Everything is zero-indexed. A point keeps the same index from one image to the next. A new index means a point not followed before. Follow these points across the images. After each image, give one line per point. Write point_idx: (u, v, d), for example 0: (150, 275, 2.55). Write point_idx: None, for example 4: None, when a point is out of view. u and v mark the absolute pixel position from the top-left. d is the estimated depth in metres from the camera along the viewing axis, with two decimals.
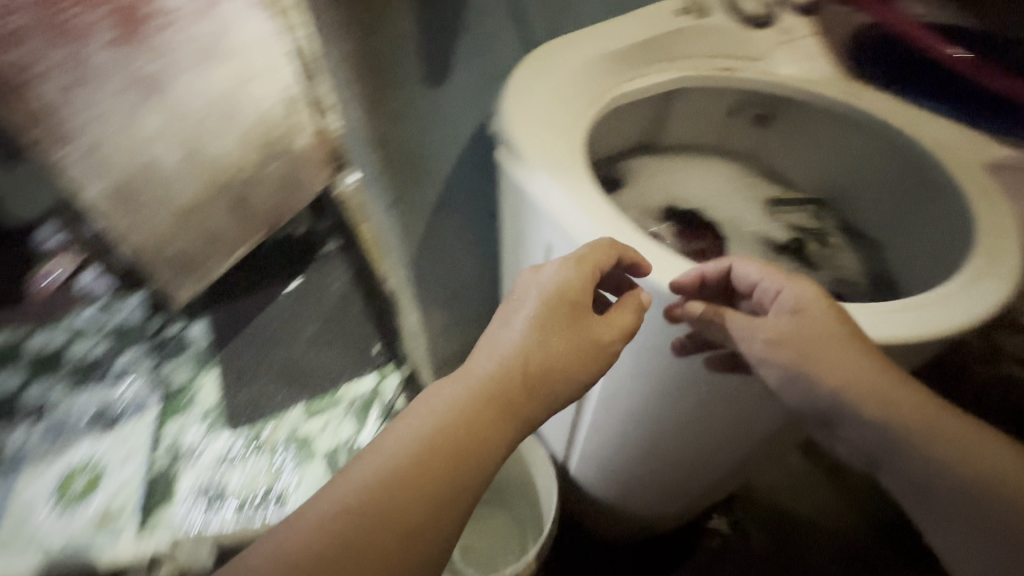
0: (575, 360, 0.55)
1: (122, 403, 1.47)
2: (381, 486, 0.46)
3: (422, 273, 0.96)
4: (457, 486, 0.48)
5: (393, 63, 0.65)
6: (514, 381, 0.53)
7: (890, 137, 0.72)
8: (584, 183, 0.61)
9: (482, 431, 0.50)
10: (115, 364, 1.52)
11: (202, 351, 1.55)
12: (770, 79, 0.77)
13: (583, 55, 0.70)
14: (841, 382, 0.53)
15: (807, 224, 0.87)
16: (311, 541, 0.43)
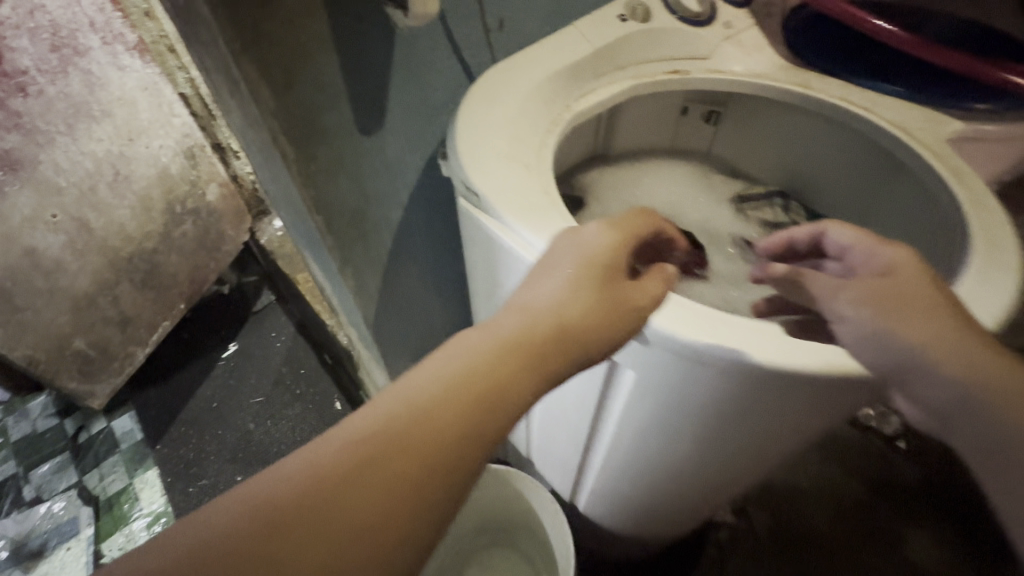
0: (607, 320, 0.45)
1: (43, 528, 1.25)
2: (386, 434, 0.36)
3: (384, 329, 0.86)
4: (472, 447, 0.37)
5: (318, 112, 0.56)
6: (543, 319, 0.43)
7: (842, 120, 0.72)
8: (562, 226, 0.53)
9: (506, 380, 0.40)
10: (30, 483, 1.32)
11: (135, 447, 1.37)
12: (719, 75, 0.74)
13: (533, 76, 0.64)
14: (919, 338, 0.45)
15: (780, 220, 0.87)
16: (288, 482, 0.34)
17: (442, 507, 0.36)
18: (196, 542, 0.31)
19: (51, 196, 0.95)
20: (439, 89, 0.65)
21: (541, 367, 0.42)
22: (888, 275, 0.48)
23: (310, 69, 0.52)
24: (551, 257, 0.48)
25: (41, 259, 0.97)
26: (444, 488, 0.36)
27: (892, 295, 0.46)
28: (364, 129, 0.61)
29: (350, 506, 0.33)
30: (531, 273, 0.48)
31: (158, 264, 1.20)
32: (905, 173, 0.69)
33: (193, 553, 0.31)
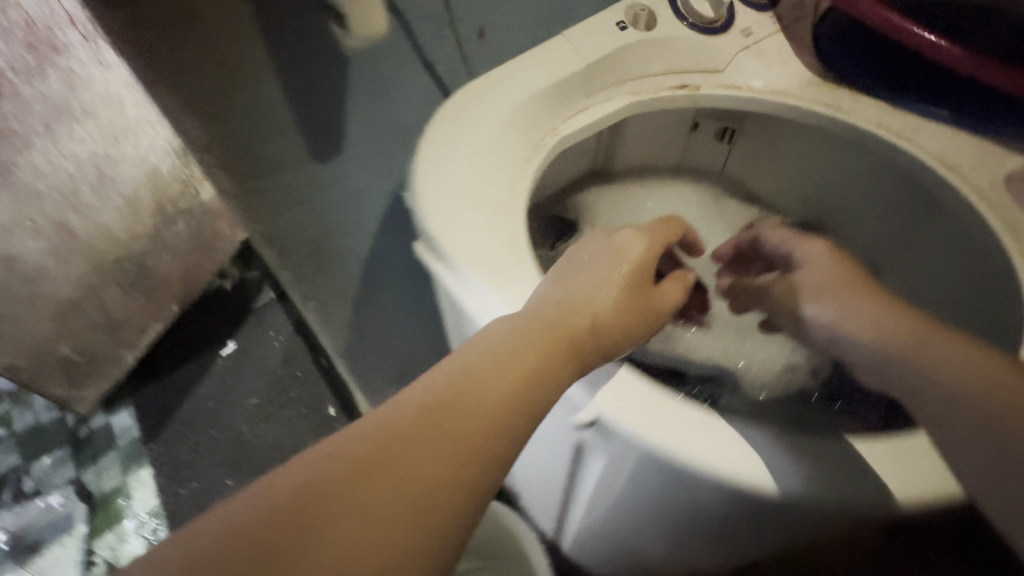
0: (630, 321, 0.44)
1: (40, 522, 1.27)
2: (429, 408, 0.36)
3: (358, 356, 0.80)
4: (510, 423, 0.37)
5: (263, 143, 0.50)
6: (577, 305, 0.43)
7: (876, 150, 0.63)
8: (526, 288, 0.46)
9: (546, 359, 0.40)
10: (31, 476, 1.33)
11: (129, 446, 1.36)
12: (734, 92, 0.65)
13: (511, 96, 0.56)
14: (840, 314, 0.50)
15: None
16: (336, 452, 0.34)
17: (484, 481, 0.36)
18: (243, 508, 0.31)
19: (31, 203, 0.90)
20: (410, 108, 0.58)
21: (577, 350, 0.41)
22: (809, 264, 0.55)
23: (249, 96, 0.46)
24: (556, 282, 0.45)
25: (22, 267, 0.93)
26: (484, 460, 0.36)
27: (836, 279, 0.52)
28: (320, 156, 0.54)
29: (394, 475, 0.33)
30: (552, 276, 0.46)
31: (147, 266, 1.17)
32: (937, 216, 0.62)
33: (238, 524, 0.30)
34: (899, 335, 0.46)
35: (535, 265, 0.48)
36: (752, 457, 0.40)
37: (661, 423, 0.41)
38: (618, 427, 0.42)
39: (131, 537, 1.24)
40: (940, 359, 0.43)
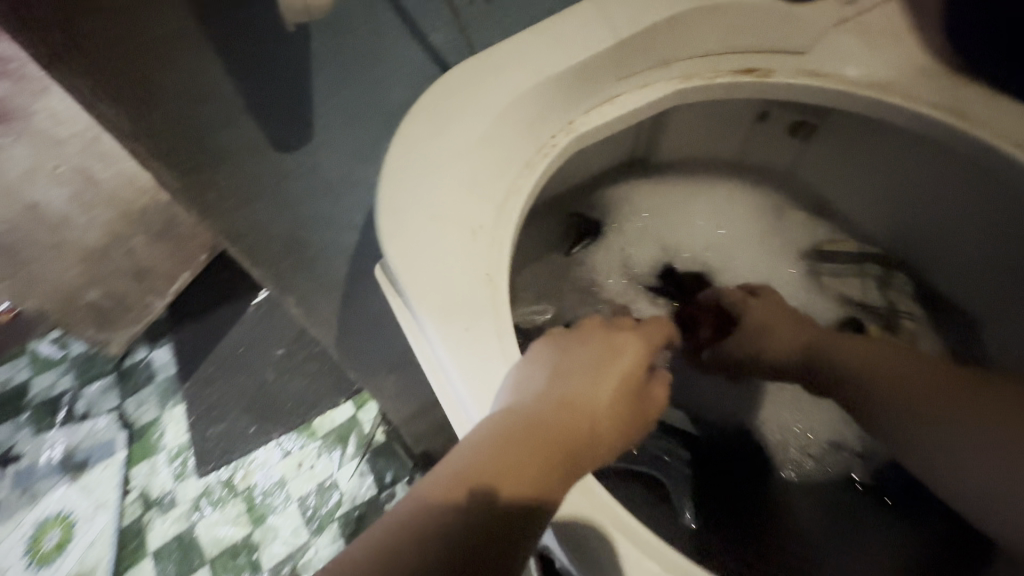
0: (628, 417, 0.38)
1: (86, 445, 1.21)
2: (414, 527, 0.29)
3: (353, 348, 0.74)
4: (511, 532, 0.30)
5: (208, 130, 0.42)
6: (572, 404, 0.36)
7: (1004, 179, 0.47)
8: (493, 351, 0.37)
9: (549, 460, 0.33)
10: (82, 398, 1.26)
11: (168, 381, 1.26)
12: (819, 82, 0.49)
13: (510, 84, 0.44)
14: (755, 351, 0.58)
15: (868, 299, 0.66)
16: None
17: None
18: None
19: (51, 147, 0.89)
20: (396, 91, 0.50)
21: (578, 456, 0.34)
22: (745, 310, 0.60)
23: (185, 76, 0.38)
24: (552, 362, 0.38)
25: (46, 213, 0.93)
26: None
27: (762, 322, 0.58)
28: (284, 144, 0.46)
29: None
30: (549, 353, 0.39)
31: (175, 216, 1.08)
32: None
33: None
34: (824, 355, 0.55)
35: (510, 318, 0.39)
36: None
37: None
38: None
39: (161, 469, 1.17)
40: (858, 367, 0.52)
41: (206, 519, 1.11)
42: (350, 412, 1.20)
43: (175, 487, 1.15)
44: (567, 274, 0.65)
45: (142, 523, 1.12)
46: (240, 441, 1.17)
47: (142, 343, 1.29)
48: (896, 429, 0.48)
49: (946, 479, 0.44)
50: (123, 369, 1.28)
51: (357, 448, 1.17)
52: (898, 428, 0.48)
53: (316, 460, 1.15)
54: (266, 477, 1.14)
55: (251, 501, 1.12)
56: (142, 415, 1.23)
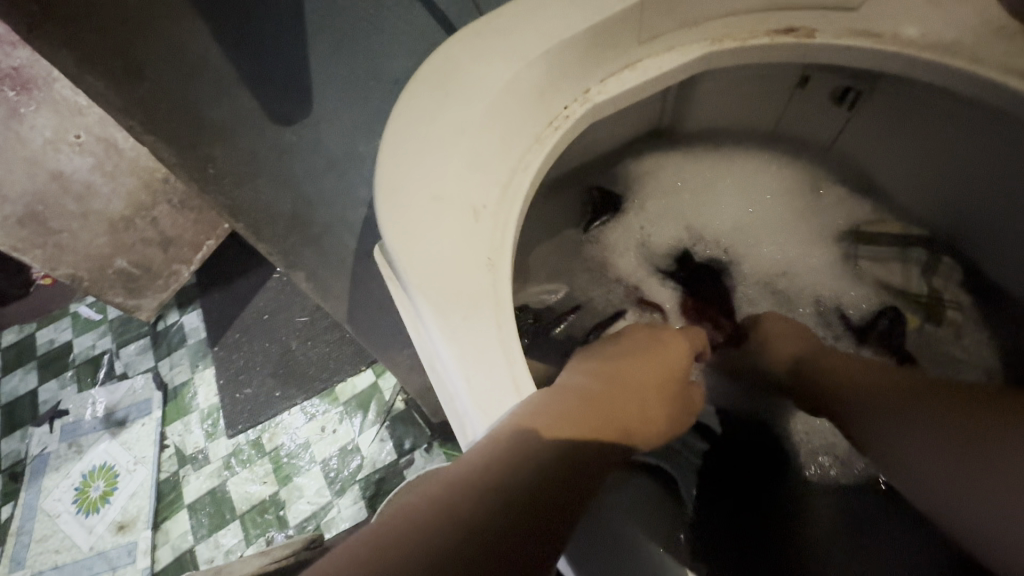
0: (666, 405, 0.43)
1: (124, 403, 1.25)
2: (491, 451, 0.32)
3: (367, 324, 0.73)
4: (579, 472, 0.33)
5: (199, 102, 0.40)
6: (620, 392, 0.41)
7: None
8: (491, 339, 0.36)
9: (604, 419, 0.37)
10: (120, 359, 1.30)
11: (199, 344, 1.29)
12: (870, 44, 0.44)
13: (517, 50, 0.41)
14: (763, 350, 0.60)
15: (911, 287, 0.61)
16: (392, 523, 0.29)
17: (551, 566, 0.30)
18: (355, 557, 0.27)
19: (71, 117, 0.90)
20: (400, 60, 0.48)
21: (626, 428, 0.38)
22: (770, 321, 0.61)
23: (170, 48, 0.36)
24: (596, 359, 0.45)
25: (71, 182, 0.94)
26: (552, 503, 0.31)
27: (784, 324, 0.60)
28: (284, 119, 0.44)
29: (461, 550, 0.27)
30: (597, 356, 0.45)
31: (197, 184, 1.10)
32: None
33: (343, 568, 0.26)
34: (815, 371, 0.54)
35: (511, 307, 0.37)
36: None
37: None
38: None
39: (194, 428, 1.21)
40: (845, 378, 0.52)
41: (236, 477, 1.15)
42: (370, 379, 1.22)
43: (208, 445, 1.19)
44: (579, 252, 0.63)
45: (178, 478, 1.16)
46: (265, 404, 1.20)
47: (173, 308, 1.34)
48: (890, 448, 0.45)
49: (928, 495, 0.43)
50: (157, 331, 1.32)
51: (377, 414, 1.18)
52: (881, 443, 0.47)
53: (337, 424, 1.17)
54: (291, 439, 1.16)
55: (278, 461, 1.15)
56: (177, 375, 1.27)
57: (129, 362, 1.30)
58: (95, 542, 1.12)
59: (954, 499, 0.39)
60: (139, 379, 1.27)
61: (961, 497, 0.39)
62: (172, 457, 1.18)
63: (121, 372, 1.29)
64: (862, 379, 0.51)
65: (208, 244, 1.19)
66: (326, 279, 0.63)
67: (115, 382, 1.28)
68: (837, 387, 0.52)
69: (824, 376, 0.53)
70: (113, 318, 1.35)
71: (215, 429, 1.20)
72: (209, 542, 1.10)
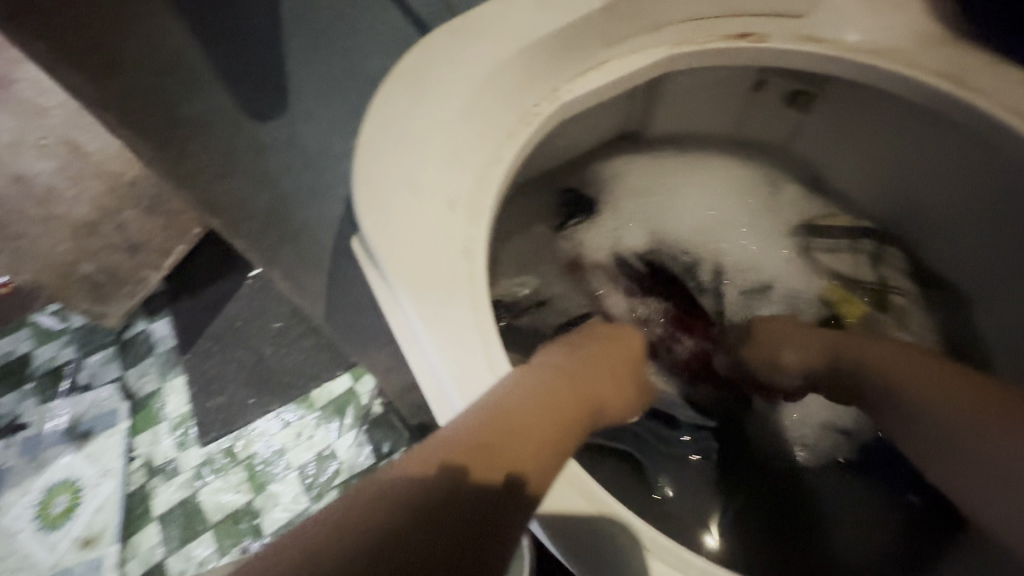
0: (626, 392, 0.47)
1: (89, 414, 1.21)
2: (472, 426, 0.33)
3: (343, 322, 0.73)
4: (553, 450, 0.36)
5: (176, 97, 0.40)
6: (584, 389, 0.42)
7: (1001, 150, 0.46)
8: (467, 323, 0.38)
9: (575, 403, 0.40)
10: (84, 369, 1.26)
11: (168, 353, 1.26)
12: (815, 48, 0.48)
13: (489, 50, 0.42)
14: (771, 356, 0.57)
15: (859, 274, 0.65)
16: (357, 503, 0.29)
17: (512, 552, 0.31)
18: (340, 519, 0.28)
19: (33, 118, 0.82)
20: (374, 59, 0.49)
21: (590, 410, 0.41)
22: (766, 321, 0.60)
23: (146, 43, 0.37)
24: (565, 346, 0.47)
25: (33, 185, 0.89)
26: (528, 478, 0.33)
27: (785, 323, 0.58)
28: (261, 116, 0.45)
29: (426, 540, 0.28)
30: (564, 343, 0.48)
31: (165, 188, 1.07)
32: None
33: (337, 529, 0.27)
34: (854, 367, 0.52)
35: (486, 294, 0.39)
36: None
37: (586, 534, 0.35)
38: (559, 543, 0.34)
39: (164, 438, 1.18)
40: (887, 374, 0.49)
41: (209, 486, 1.12)
42: (347, 384, 1.21)
43: (179, 455, 1.16)
44: (551, 247, 0.65)
45: (147, 490, 1.13)
46: (237, 411, 1.17)
47: (141, 316, 1.30)
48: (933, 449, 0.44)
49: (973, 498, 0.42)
50: (124, 339, 1.28)
51: (355, 419, 1.17)
52: (927, 444, 0.45)
53: (314, 430, 1.16)
54: (266, 446, 1.15)
55: (252, 469, 1.13)
56: (145, 385, 1.23)
57: (93, 372, 1.25)
58: (58, 559, 1.08)
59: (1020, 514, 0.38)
60: (105, 390, 1.23)
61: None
62: (142, 468, 1.15)
63: (86, 382, 1.24)
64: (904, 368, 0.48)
65: (179, 248, 1.17)
66: (302, 276, 0.63)
67: (79, 393, 1.23)
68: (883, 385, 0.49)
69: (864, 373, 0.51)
70: (75, 326, 1.30)
71: (187, 439, 1.17)
72: (181, 554, 1.07)
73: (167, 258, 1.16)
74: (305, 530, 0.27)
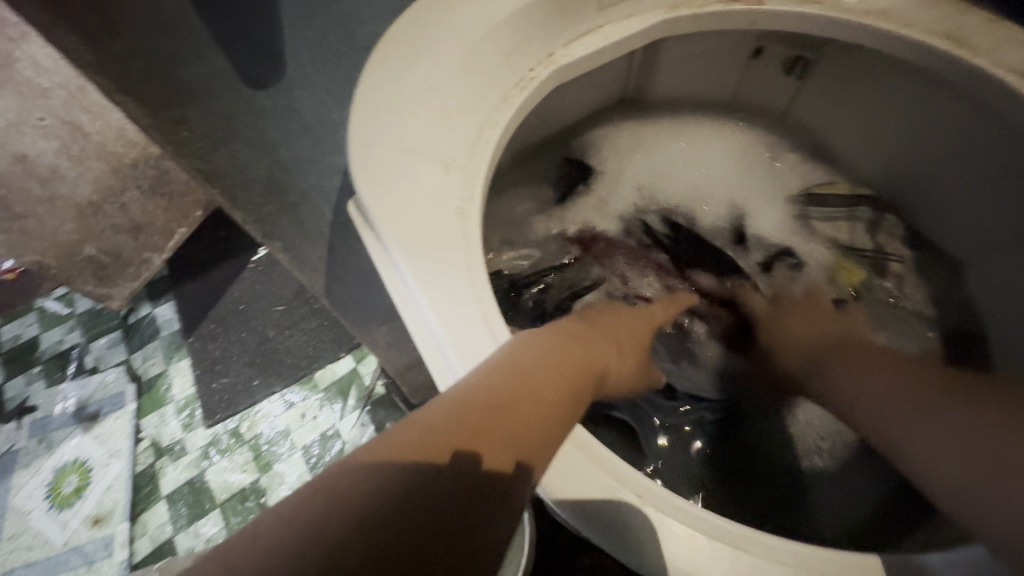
0: (631, 364, 0.47)
1: (96, 396, 1.23)
2: (476, 389, 0.34)
3: (345, 296, 0.73)
4: (559, 415, 0.36)
5: (173, 62, 0.40)
6: (590, 358, 0.42)
7: (997, 111, 0.45)
8: (462, 284, 0.38)
9: (581, 371, 0.40)
10: (90, 353, 1.27)
11: (173, 336, 1.27)
12: (814, 10, 0.47)
13: (483, 13, 0.43)
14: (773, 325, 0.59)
15: (856, 242, 0.66)
16: (358, 465, 0.29)
17: (517, 514, 0.32)
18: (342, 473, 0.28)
19: (34, 98, 0.83)
20: (367, 25, 0.48)
21: (596, 378, 0.42)
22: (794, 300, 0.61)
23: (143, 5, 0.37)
24: (573, 317, 0.48)
25: (35, 166, 0.89)
26: (531, 445, 0.34)
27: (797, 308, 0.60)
28: (257, 82, 0.45)
29: (421, 506, 0.28)
30: (570, 315, 0.48)
31: (167, 170, 1.07)
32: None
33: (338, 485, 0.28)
34: (826, 362, 0.52)
35: (481, 255, 0.40)
36: (711, 557, 0.34)
37: (583, 486, 0.35)
38: (554, 501, 0.35)
39: (170, 419, 1.19)
40: (879, 381, 0.47)
41: (215, 466, 1.14)
42: (350, 365, 1.22)
43: (185, 436, 1.17)
44: (551, 220, 0.65)
45: (154, 470, 1.15)
46: (242, 392, 1.19)
47: (145, 300, 1.31)
48: (891, 428, 0.44)
49: (920, 470, 0.41)
50: (129, 323, 1.29)
51: (358, 400, 1.18)
52: (904, 435, 0.43)
53: (317, 411, 1.16)
54: (270, 427, 1.16)
55: (257, 449, 1.14)
56: (150, 367, 1.25)
57: (99, 356, 1.27)
58: (70, 537, 1.10)
59: (962, 481, 0.37)
60: (110, 374, 1.24)
61: (961, 475, 0.37)
62: (150, 449, 1.17)
63: (92, 365, 1.26)
64: (875, 372, 0.48)
65: (181, 231, 1.18)
66: (306, 246, 0.64)
67: (84, 376, 1.25)
68: (866, 380, 0.48)
69: (831, 367, 0.52)
70: (81, 310, 1.32)
71: (192, 421, 1.18)
72: (189, 532, 1.09)
73: (169, 241, 1.17)
74: (307, 485, 0.28)
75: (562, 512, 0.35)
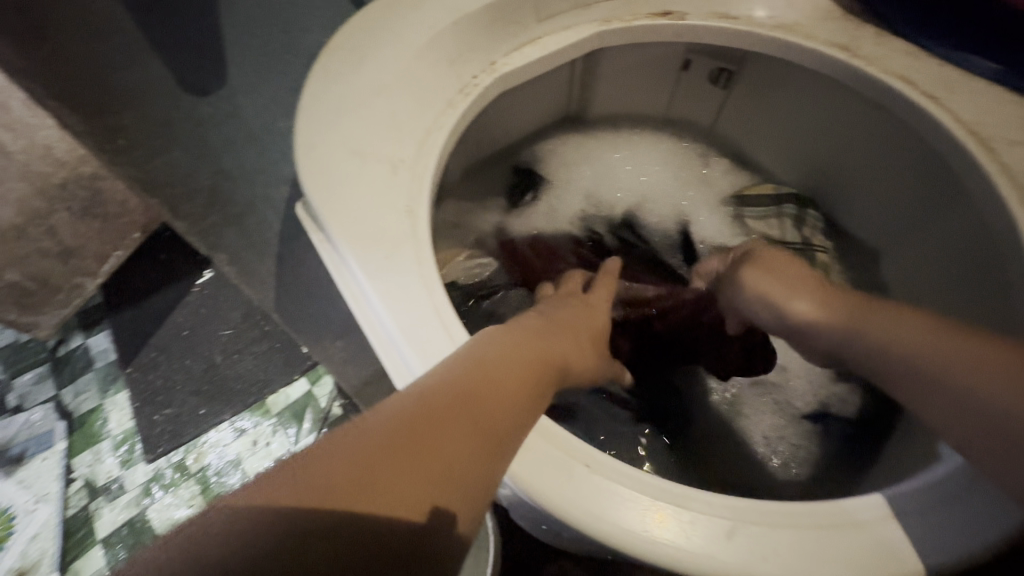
0: (593, 356, 0.48)
1: (20, 437, 1.12)
2: (433, 389, 0.34)
3: (297, 309, 0.72)
4: (522, 410, 0.36)
5: (110, 68, 0.40)
6: (551, 352, 0.43)
7: (893, 111, 0.51)
8: (411, 277, 0.39)
9: (542, 367, 0.41)
10: (13, 391, 1.16)
11: (109, 367, 1.18)
12: (728, 25, 0.52)
13: (428, 23, 0.44)
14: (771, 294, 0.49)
15: (787, 237, 0.70)
16: (314, 470, 0.29)
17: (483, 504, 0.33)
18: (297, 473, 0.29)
19: None
20: (313, 34, 0.48)
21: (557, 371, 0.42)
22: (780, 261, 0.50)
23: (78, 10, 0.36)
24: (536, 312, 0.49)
25: None
26: (494, 436, 0.34)
27: (790, 267, 0.50)
28: (200, 92, 0.45)
29: (381, 503, 0.29)
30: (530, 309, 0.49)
31: (100, 191, 1.00)
32: (955, 212, 0.51)
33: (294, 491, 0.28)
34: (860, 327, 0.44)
35: (433, 252, 0.41)
36: (657, 517, 0.35)
37: (541, 463, 0.36)
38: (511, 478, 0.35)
39: (107, 456, 1.11)
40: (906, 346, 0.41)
41: (158, 503, 1.07)
42: (304, 388, 1.17)
43: (123, 473, 1.09)
44: (501, 225, 0.67)
45: (88, 514, 1.06)
46: (187, 423, 1.12)
47: (76, 330, 1.22)
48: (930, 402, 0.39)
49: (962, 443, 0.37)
50: (58, 355, 1.20)
51: (314, 423, 1.14)
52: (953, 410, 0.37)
53: (270, 438, 1.12)
54: (219, 457, 1.10)
55: (205, 482, 1.08)
56: (83, 402, 1.16)
57: (23, 394, 1.16)
58: None
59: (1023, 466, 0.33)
60: (36, 412, 1.15)
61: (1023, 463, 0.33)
62: (83, 489, 1.08)
63: (14, 405, 1.15)
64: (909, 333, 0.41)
65: (118, 254, 1.13)
66: (256, 257, 0.63)
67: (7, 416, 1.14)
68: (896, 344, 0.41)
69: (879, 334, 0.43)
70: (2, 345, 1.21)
71: (132, 457, 1.10)
72: None
73: (104, 265, 1.13)
74: (244, 494, 0.28)
75: (521, 488, 0.36)
